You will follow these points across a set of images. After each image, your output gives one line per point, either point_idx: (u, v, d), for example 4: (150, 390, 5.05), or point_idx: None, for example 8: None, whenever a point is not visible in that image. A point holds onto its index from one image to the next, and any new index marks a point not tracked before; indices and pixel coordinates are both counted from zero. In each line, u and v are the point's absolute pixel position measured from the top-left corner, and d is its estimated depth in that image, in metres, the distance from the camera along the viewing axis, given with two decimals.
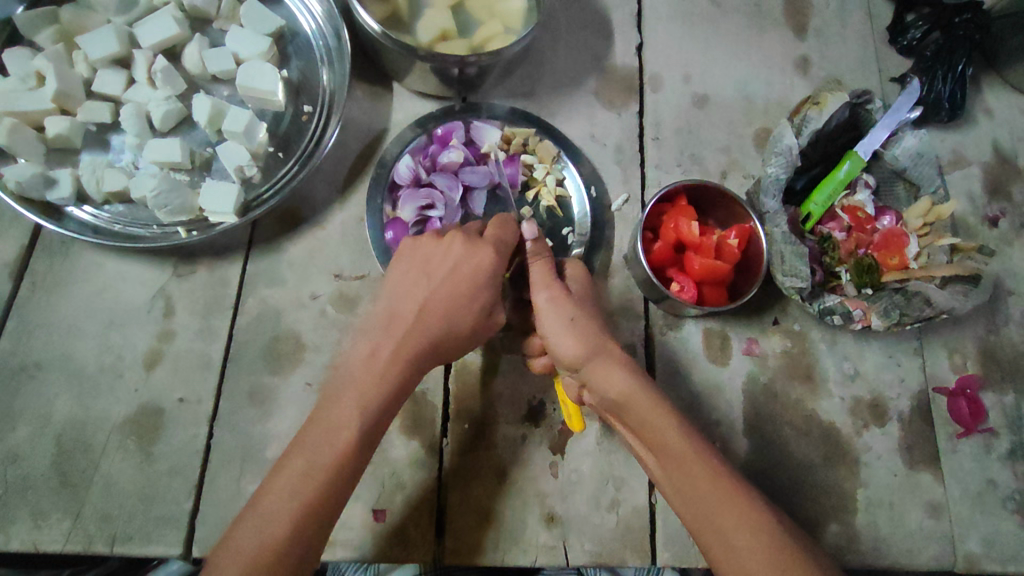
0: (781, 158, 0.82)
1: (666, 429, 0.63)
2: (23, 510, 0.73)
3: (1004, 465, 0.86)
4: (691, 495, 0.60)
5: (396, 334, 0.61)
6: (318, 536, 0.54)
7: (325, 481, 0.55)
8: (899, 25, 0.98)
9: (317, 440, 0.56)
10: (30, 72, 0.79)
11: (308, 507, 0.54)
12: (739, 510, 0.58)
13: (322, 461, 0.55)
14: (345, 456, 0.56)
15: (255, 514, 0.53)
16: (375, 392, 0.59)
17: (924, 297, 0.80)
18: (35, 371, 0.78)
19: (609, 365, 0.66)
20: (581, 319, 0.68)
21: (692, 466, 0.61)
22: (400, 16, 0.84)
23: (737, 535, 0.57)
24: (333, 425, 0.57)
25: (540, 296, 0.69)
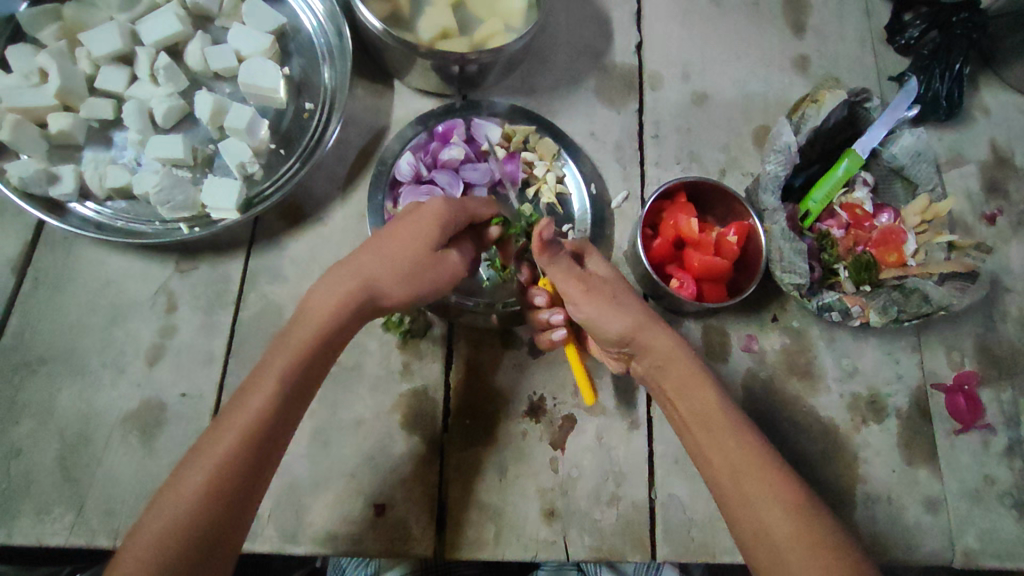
0: (780, 155, 0.83)
1: (703, 397, 0.64)
2: (26, 504, 0.73)
3: (1002, 461, 0.87)
4: (719, 464, 0.61)
5: (329, 285, 0.61)
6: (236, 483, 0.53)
7: (237, 437, 0.54)
8: (897, 24, 0.99)
9: (240, 404, 0.56)
10: (34, 68, 0.79)
11: (225, 468, 0.53)
12: (765, 481, 0.59)
13: (241, 422, 0.55)
14: (269, 404, 0.56)
15: (176, 481, 0.53)
16: (300, 347, 0.58)
17: (922, 294, 0.80)
18: (38, 366, 0.78)
19: (654, 334, 0.66)
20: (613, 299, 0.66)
21: (722, 434, 0.62)
22: (401, 14, 0.84)
23: (764, 502, 0.58)
24: (258, 385, 0.57)
25: (571, 289, 0.66)
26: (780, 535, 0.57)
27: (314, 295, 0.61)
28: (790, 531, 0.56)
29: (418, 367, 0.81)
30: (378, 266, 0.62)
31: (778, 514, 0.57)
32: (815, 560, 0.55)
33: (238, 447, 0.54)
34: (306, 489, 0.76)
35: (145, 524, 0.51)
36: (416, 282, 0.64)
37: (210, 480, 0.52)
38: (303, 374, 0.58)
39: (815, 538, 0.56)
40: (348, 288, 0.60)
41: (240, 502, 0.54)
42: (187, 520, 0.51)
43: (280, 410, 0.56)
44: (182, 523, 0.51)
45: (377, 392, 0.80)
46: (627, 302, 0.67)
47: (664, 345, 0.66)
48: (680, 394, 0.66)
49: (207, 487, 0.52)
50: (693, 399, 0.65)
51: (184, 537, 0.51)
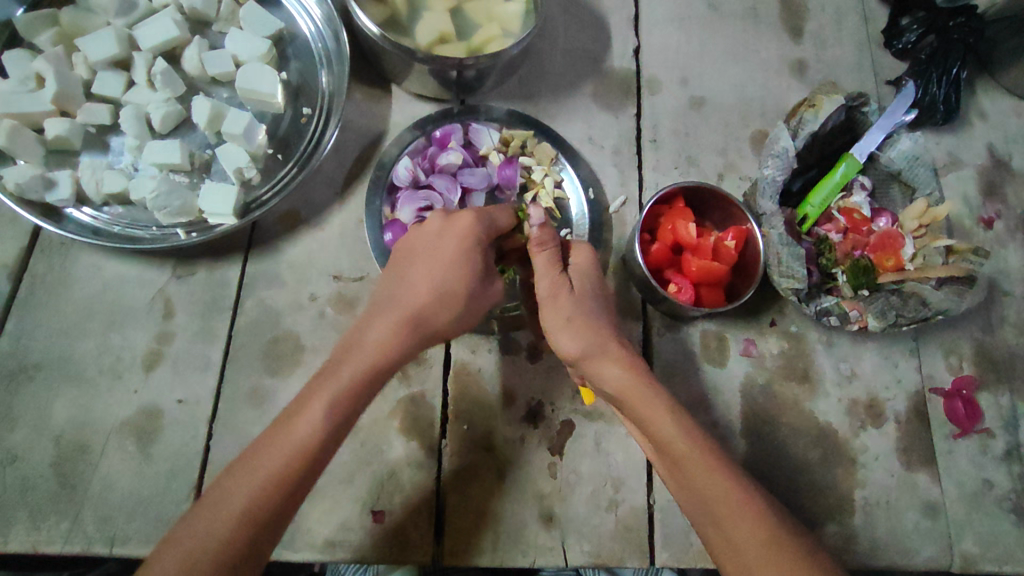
0: (777, 159, 0.83)
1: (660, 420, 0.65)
2: (22, 511, 0.73)
3: (1000, 465, 0.87)
4: (686, 482, 0.63)
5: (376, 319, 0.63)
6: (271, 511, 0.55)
7: (271, 473, 0.55)
8: (894, 29, 0.99)
9: (278, 436, 0.57)
10: (30, 74, 0.79)
11: (259, 498, 0.55)
12: (731, 495, 0.61)
13: (279, 453, 0.56)
14: (309, 445, 0.57)
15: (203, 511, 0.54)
16: (344, 391, 0.59)
17: (919, 298, 0.81)
18: (35, 372, 0.78)
19: (614, 361, 0.66)
20: (573, 318, 0.67)
21: (691, 462, 0.63)
22: (398, 19, 0.84)
23: (738, 529, 0.60)
24: (299, 420, 0.58)
25: (541, 284, 0.70)
26: (751, 548, 0.59)
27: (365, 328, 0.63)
28: (759, 545, 0.59)
29: (417, 372, 0.81)
30: (417, 294, 0.64)
31: (746, 528, 0.59)
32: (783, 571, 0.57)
33: (274, 480, 0.55)
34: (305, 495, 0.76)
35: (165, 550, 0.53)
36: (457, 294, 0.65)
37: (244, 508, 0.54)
38: (345, 412, 0.59)
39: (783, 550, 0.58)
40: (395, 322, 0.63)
41: (269, 529, 0.55)
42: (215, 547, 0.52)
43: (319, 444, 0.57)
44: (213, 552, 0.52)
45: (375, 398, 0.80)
46: (590, 322, 0.67)
47: (613, 376, 0.66)
48: (636, 418, 0.66)
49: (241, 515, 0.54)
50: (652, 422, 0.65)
51: (213, 558, 0.52)
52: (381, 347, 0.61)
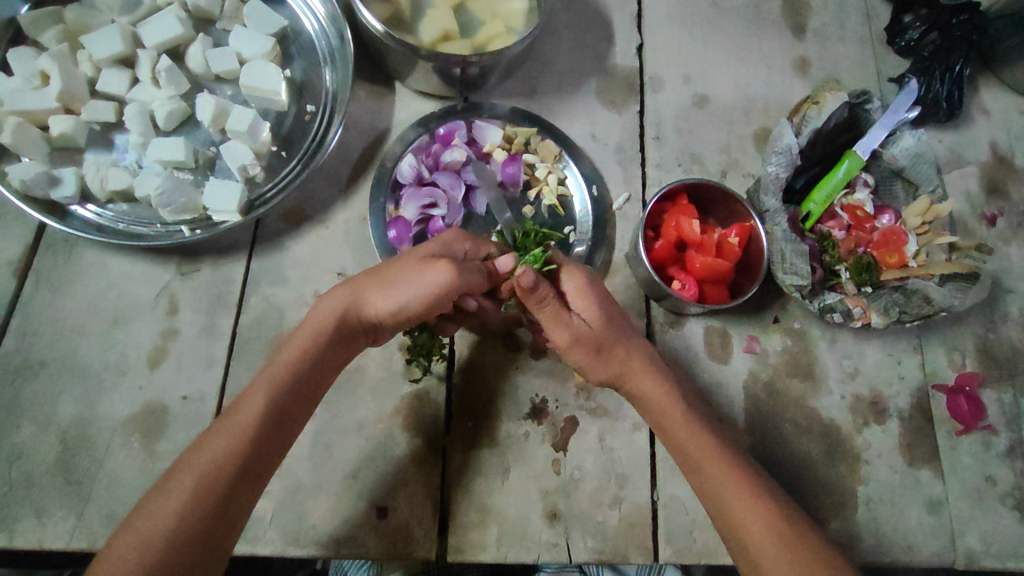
0: (781, 157, 0.83)
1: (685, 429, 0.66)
2: (27, 508, 0.73)
3: (1003, 462, 0.87)
4: (701, 488, 0.65)
5: (313, 319, 0.65)
6: (223, 490, 0.55)
7: (218, 454, 0.56)
8: (897, 26, 0.99)
9: (219, 427, 0.58)
10: (35, 71, 0.79)
11: (206, 478, 0.55)
12: (745, 496, 0.62)
13: (227, 435, 0.57)
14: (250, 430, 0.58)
15: (153, 498, 0.54)
16: (281, 369, 0.62)
17: (924, 295, 0.80)
18: (40, 369, 0.78)
19: (635, 374, 0.68)
20: (597, 351, 0.67)
21: (698, 454, 0.65)
22: (402, 17, 0.84)
23: (745, 515, 0.62)
24: (241, 406, 0.59)
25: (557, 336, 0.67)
26: (756, 537, 0.61)
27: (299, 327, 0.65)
28: (768, 542, 0.60)
29: (421, 369, 0.81)
30: (358, 288, 0.66)
31: (765, 535, 0.60)
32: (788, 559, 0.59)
33: (221, 461, 0.56)
34: (309, 492, 0.76)
35: (134, 518, 0.53)
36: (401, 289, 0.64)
37: (195, 484, 0.55)
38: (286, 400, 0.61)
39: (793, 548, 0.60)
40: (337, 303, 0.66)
41: (225, 510, 0.55)
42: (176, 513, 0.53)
43: (262, 431, 0.58)
44: (166, 539, 0.52)
45: (378, 395, 0.80)
46: (611, 350, 0.68)
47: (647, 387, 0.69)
48: (657, 419, 0.68)
49: (194, 491, 0.54)
50: (675, 423, 0.67)
51: (163, 549, 0.52)
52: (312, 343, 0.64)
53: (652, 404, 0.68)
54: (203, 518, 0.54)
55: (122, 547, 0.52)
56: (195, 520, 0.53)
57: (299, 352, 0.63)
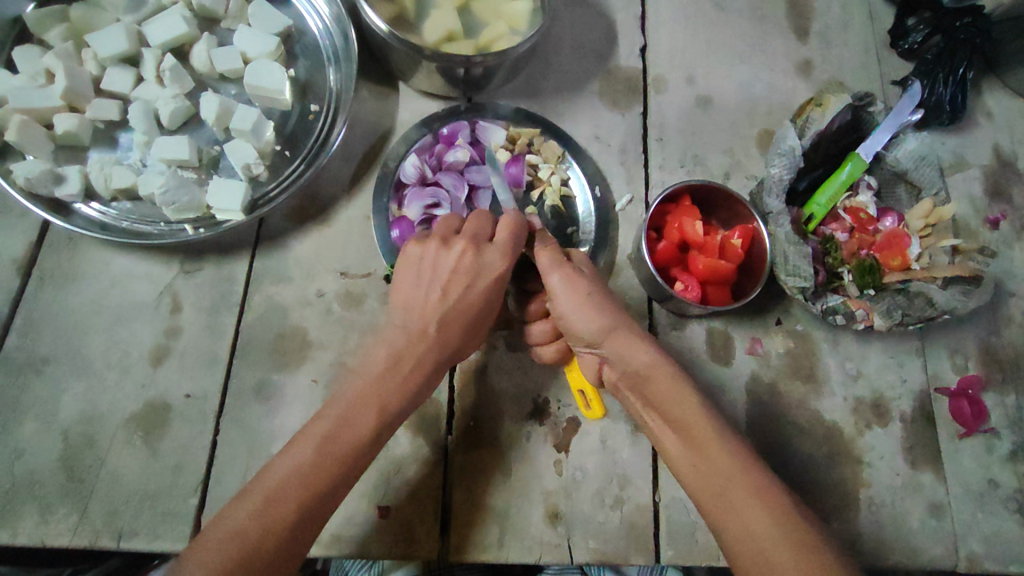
0: (784, 159, 0.83)
1: (684, 410, 0.65)
2: (29, 504, 0.73)
3: (1006, 465, 0.87)
4: (696, 469, 0.63)
5: (414, 352, 0.63)
6: (319, 512, 0.56)
7: (325, 476, 0.56)
8: (901, 29, 0.99)
9: (324, 446, 0.57)
10: (40, 69, 0.79)
11: (313, 501, 0.55)
12: (744, 479, 0.61)
13: (336, 456, 0.57)
14: (355, 452, 0.58)
15: (248, 510, 0.53)
16: (388, 397, 0.60)
17: (926, 297, 0.81)
18: (43, 366, 0.78)
19: (626, 335, 0.68)
20: (589, 294, 0.69)
21: (697, 431, 0.64)
22: (407, 17, 0.84)
23: (742, 498, 0.60)
24: (345, 428, 0.58)
25: (552, 278, 0.70)
26: (754, 518, 0.58)
27: (396, 355, 0.62)
28: (767, 525, 0.58)
29: None
30: (447, 332, 0.64)
31: (762, 515, 0.58)
32: (786, 540, 0.57)
33: (325, 480, 0.56)
34: None
35: (229, 521, 0.53)
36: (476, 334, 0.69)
37: (298, 504, 0.54)
38: (387, 425, 0.61)
39: (793, 534, 0.57)
40: (434, 332, 0.63)
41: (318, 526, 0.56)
42: (270, 528, 0.53)
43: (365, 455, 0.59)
44: (263, 551, 0.52)
45: None
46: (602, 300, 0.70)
47: (638, 354, 0.68)
48: (656, 396, 0.67)
49: (299, 508, 0.54)
50: (674, 401, 0.66)
51: (261, 560, 0.52)
52: (413, 372, 0.62)
53: (652, 378, 0.67)
54: (302, 536, 0.54)
55: (217, 541, 0.52)
56: (295, 536, 0.54)
57: (400, 381, 0.61)
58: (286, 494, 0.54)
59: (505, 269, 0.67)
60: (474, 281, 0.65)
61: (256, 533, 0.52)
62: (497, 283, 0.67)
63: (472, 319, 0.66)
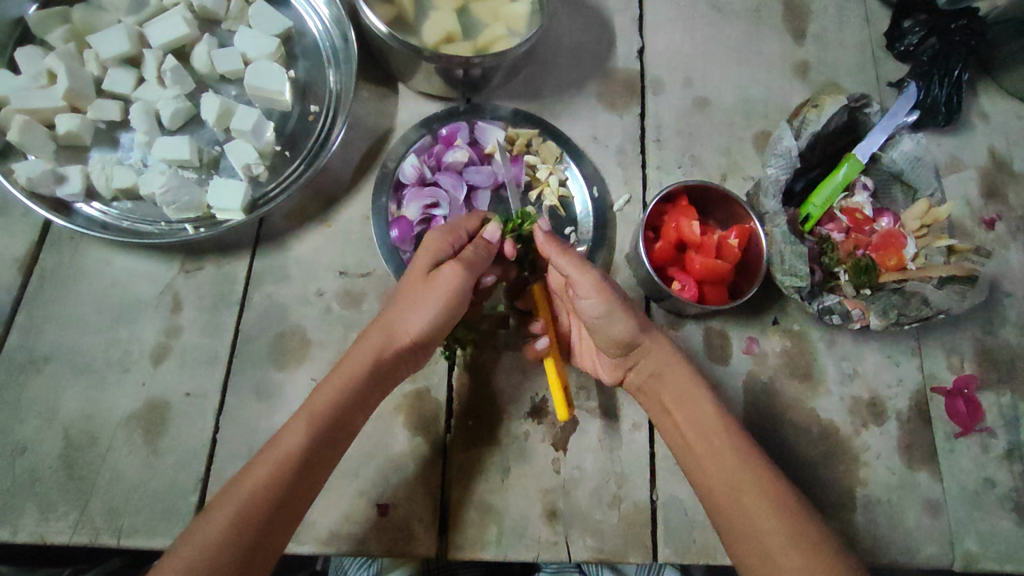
0: (781, 159, 0.84)
1: (699, 412, 0.69)
2: (30, 502, 0.74)
3: (1002, 464, 0.87)
4: (706, 470, 0.66)
5: (354, 353, 0.66)
6: (262, 518, 0.57)
7: (265, 480, 0.58)
8: (896, 31, 1.00)
9: (265, 453, 0.61)
10: (41, 70, 0.80)
11: (250, 506, 0.57)
12: (753, 479, 0.63)
13: (272, 461, 0.59)
14: (289, 456, 0.60)
15: (200, 522, 0.56)
16: (327, 395, 0.63)
17: (921, 297, 0.81)
18: (44, 365, 0.79)
19: (656, 342, 0.72)
20: (624, 299, 0.71)
21: (711, 432, 0.67)
22: (406, 19, 0.85)
23: (751, 498, 0.62)
24: (284, 435, 0.61)
25: (584, 280, 0.70)
26: (762, 515, 0.61)
27: (341, 361, 0.67)
28: (774, 523, 0.60)
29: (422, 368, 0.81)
30: (385, 322, 0.68)
31: (769, 513, 0.61)
32: (793, 537, 0.59)
33: (265, 485, 0.58)
34: None
35: (186, 534, 0.56)
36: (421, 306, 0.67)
37: (237, 508, 0.57)
38: (327, 424, 0.62)
39: (800, 532, 0.60)
40: (365, 356, 0.66)
41: (264, 531, 0.57)
42: (215, 536, 0.55)
43: (303, 458, 0.60)
44: (207, 556, 0.54)
45: None
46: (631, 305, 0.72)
47: (665, 355, 0.72)
48: (677, 401, 0.70)
49: (237, 516, 0.56)
50: (691, 405, 0.69)
51: (205, 565, 0.53)
52: (353, 371, 0.65)
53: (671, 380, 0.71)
54: (247, 542, 0.56)
55: (175, 552, 0.54)
56: (242, 540, 0.56)
57: (339, 384, 0.64)
58: (230, 503, 0.57)
59: (439, 239, 0.71)
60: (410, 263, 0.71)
61: (203, 541, 0.55)
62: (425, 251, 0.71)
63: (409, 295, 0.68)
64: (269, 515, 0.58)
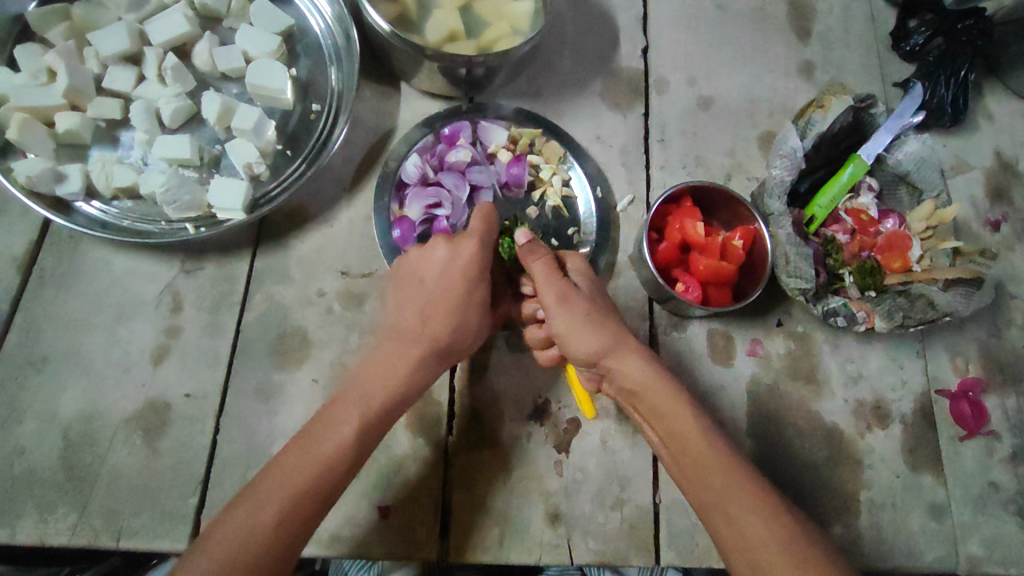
0: (786, 160, 0.83)
1: (678, 424, 0.66)
2: (29, 504, 0.73)
3: (1006, 468, 0.87)
4: (695, 483, 0.65)
5: (395, 359, 0.67)
6: (303, 522, 0.58)
7: (311, 483, 0.59)
8: (902, 31, 0.99)
9: (310, 454, 0.60)
10: (41, 67, 0.79)
11: (300, 508, 0.57)
12: (743, 491, 0.62)
13: (325, 462, 0.60)
14: (348, 457, 0.61)
15: (232, 525, 0.55)
16: (378, 400, 0.65)
17: (927, 299, 0.81)
18: (43, 365, 0.78)
19: (621, 350, 0.69)
20: (584, 316, 0.69)
21: (695, 444, 0.65)
22: (409, 17, 0.84)
23: (742, 511, 0.61)
24: (336, 433, 0.62)
25: (546, 298, 0.70)
26: (754, 529, 0.60)
27: (375, 364, 0.67)
28: (768, 536, 0.59)
29: None
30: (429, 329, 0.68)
31: (761, 526, 0.60)
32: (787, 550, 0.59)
33: (316, 485, 0.59)
34: None
35: (214, 534, 0.55)
36: (466, 320, 0.70)
37: (279, 512, 0.56)
38: (376, 426, 0.64)
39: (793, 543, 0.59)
40: (415, 363, 0.67)
41: (304, 533, 0.58)
42: (249, 545, 0.54)
43: (358, 455, 0.62)
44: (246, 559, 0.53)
45: None
46: (601, 319, 0.70)
47: (634, 368, 0.68)
48: (656, 413, 0.67)
49: (277, 524, 0.56)
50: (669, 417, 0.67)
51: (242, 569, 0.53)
52: (403, 379, 0.66)
53: (648, 392, 0.68)
54: (289, 546, 0.56)
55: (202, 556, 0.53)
56: (281, 543, 0.56)
57: (385, 390, 0.65)
58: (267, 509, 0.56)
59: (478, 248, 0.70)
60: (450, 268, 0.69)
61: (233, 550, 0.54)
62: (469, 262, 0.69)
63: (452, 308, 0.69)
64: (311, 517, 0.58)
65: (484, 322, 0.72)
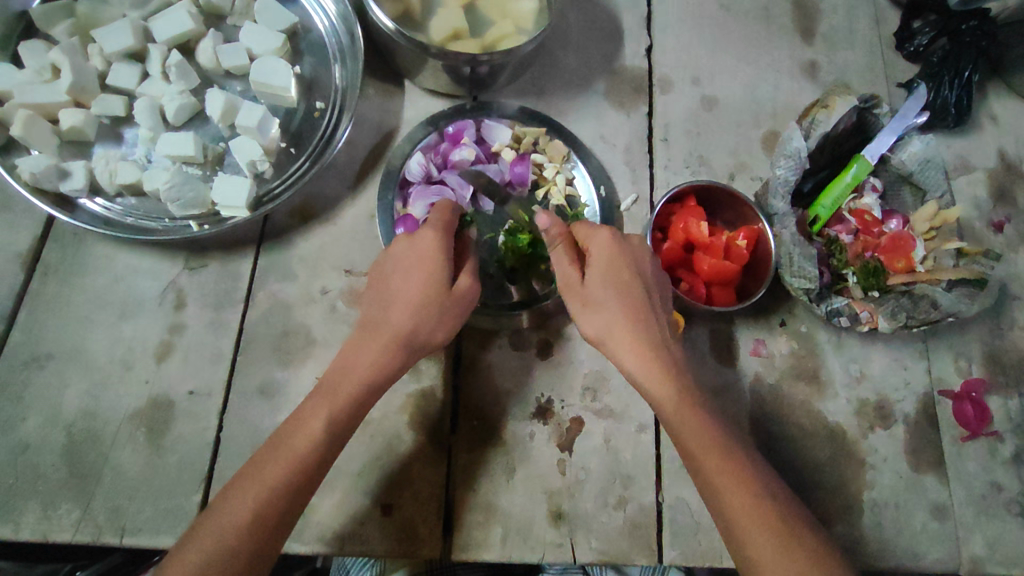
0: (790, 159, 0.83)
1: (687, 434, 0.64)
2: (32, 501, 0.73)
3: (1009, 469, 0.87)
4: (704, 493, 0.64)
5: (359, 351, 0.64)
6: (276, 518, 0.57)
7: (281, 478, 0.58)
8: (906, 32, 0.99)
9: (276, 452, 0.59)
10: (46, 64, 0.79)
11: (264, 509, 0.56)
12: (749, 509, 0.61)
13: (288, 458, 0.59)
14: (310, 454, 0.59)
15: (209, 524, 0.56)
16: (343, 394, 0.62)
17: (931, 300, 0.81)
18: (46, 362, 0.78)
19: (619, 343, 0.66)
20: (579, 305, 0.69)
21: (703, 457, 0.63)
22: (413, 15, 0.84)
23: (746, 530, 0.60)
24: (301, 429, 0.60)
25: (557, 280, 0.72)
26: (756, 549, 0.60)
27: (344, 356, 0.64)
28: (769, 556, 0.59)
29: (427, 367, 0.81)
30: (392, 318, 0.65)
31: (763, 545, 0.60)
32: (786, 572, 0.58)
33: (283, 481, 0.58)
34: None
35: (194, 534, 0.56)
36: (434, 305, 0.65)
37: (251, 511, 0.56)
38: (344, 419, 0.62)
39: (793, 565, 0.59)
40: (383, 355, 0.63)
41: (278, 529, 0.57)
42: (224, 540, 0.55)
43: (321, 450, 0.60)
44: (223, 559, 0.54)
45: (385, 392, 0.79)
46: (592, 306, 0.67)
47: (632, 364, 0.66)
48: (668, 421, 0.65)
49: (251, 521, 0.56)
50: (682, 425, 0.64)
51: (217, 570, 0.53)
52: (367, 371, 0.63)
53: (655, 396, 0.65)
54: (265, 541, 0.56)
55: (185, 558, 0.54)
56: (259, 538, 0.56)
57: (352, 382, 0.62)
58: (240, 504, 0.56)
59: (436, 235, 0.67)
60: (409, 259, 0.67)
61: (212, 548, 0.54)
62: (428, 250, 0.66)
63: (415, 296, 0.65)
64: (284, 511, 0.58)
65: (459, 306, 0.67)
